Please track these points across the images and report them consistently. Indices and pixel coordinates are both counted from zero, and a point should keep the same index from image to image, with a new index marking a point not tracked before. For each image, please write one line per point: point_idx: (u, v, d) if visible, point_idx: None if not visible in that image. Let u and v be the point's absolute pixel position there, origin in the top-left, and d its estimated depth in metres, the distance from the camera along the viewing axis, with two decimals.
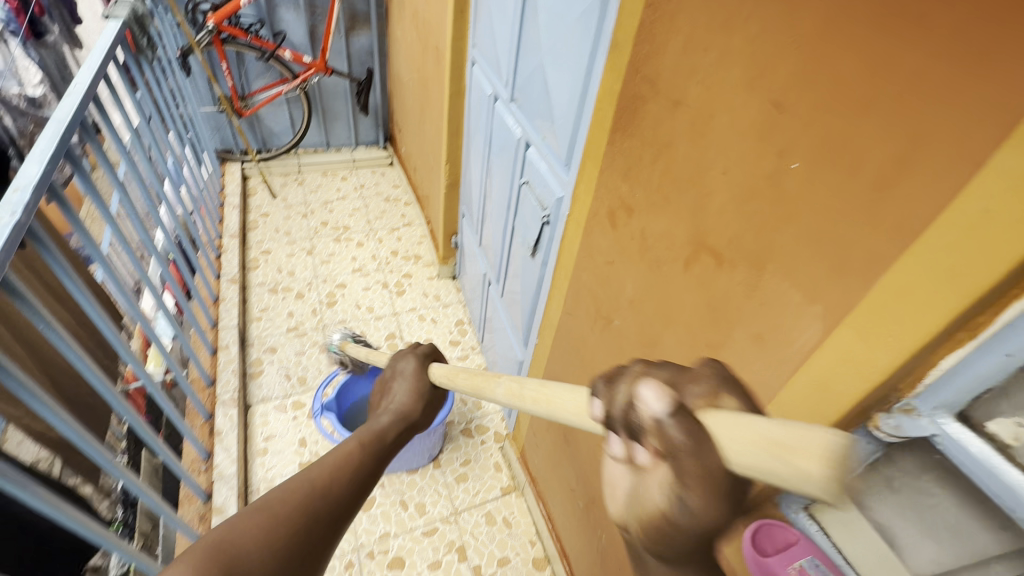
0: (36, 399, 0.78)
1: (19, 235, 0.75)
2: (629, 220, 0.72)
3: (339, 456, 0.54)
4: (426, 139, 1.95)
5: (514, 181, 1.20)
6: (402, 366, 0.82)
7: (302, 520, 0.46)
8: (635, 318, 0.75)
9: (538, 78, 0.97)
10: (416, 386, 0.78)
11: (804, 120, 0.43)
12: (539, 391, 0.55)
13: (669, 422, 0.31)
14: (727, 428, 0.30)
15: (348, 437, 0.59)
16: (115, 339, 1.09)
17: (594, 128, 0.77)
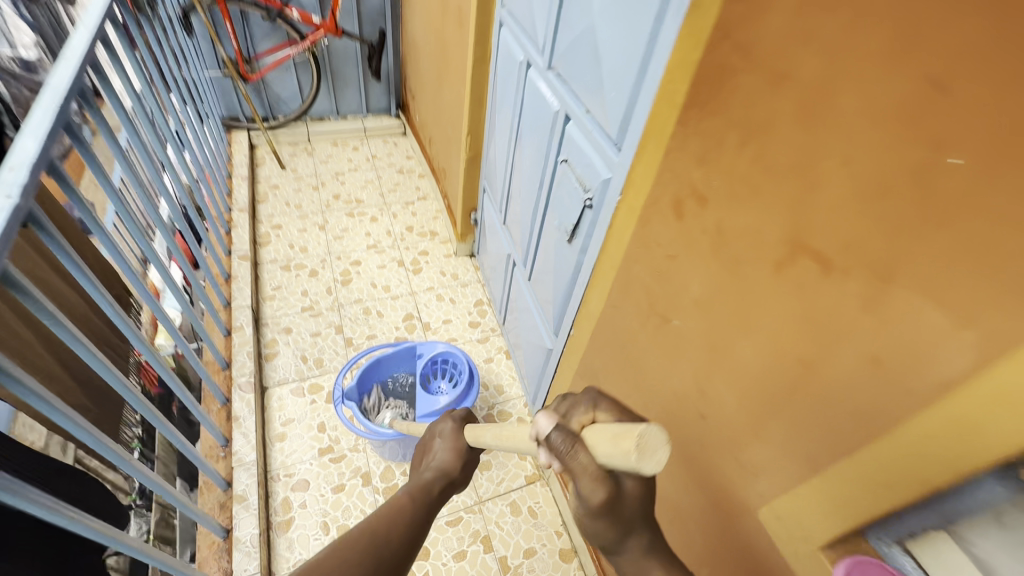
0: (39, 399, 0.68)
1: (19, 219, 0.68)
2: (702, 211, 0.63)
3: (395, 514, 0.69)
4: (445, 107, 1.83)
5: (548, 159, 1.10)
6: (441, 428, 0.97)
7: (367, 555, 0.60)
8: (702, 320, 0.67)
9: (585, 44, 0.87)
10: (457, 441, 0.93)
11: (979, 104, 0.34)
12: (505, 431, 0.79)
13: (557, 435, 0.62)
14: (598, 434, 0.60)
15: (404, 492, 0.76)
16: (124, 325, 1.01)
17: (659, 103, 0.67)
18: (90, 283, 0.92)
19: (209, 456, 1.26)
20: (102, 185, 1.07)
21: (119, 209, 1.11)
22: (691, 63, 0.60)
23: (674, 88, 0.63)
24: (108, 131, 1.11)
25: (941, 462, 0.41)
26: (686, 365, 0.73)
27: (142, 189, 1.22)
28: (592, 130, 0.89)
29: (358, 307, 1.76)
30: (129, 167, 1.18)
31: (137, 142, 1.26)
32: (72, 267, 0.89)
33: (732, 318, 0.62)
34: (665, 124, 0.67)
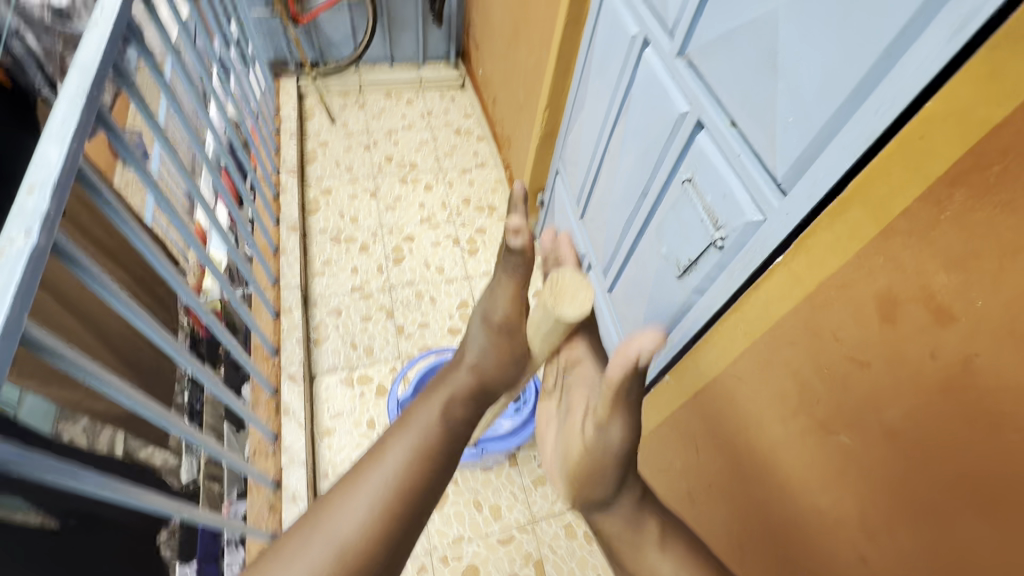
0: (63, 475, 0.53)
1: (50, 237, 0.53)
2: (936, 330, 0.45)
3: (401, 478, 0.61)
4: (519, 69, 1.59)
5: (660, 167, 0.90)
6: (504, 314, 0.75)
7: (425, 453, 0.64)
8: (891, 456, 0.51)
9: (751, 37, 0.64)
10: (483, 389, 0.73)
11: None
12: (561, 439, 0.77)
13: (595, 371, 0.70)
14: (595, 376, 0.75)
15: (398, 452, 0.64)
16: (176, 354, 0.85)
17: (886, 158, 0.47)
18: (134, 314, 0.75)
19: (257, 453, 1.21)
20: (139, 175, 0.88)
21: (157, 200, 0.92)
22: (973, 120, 0.40)
23: (925, 148, 0.44)
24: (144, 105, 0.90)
25: None
26: (847, 494, 0.57)
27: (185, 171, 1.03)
28: (740, 155, 0.69)
29: (410, 290, 1.64)
30: (170, 146, 0.99)
31: (177, 111, 1.04)
32: (115, 302, 0.72)
33: (953, 479, 0.45)
34: (891, 192, 0.47)
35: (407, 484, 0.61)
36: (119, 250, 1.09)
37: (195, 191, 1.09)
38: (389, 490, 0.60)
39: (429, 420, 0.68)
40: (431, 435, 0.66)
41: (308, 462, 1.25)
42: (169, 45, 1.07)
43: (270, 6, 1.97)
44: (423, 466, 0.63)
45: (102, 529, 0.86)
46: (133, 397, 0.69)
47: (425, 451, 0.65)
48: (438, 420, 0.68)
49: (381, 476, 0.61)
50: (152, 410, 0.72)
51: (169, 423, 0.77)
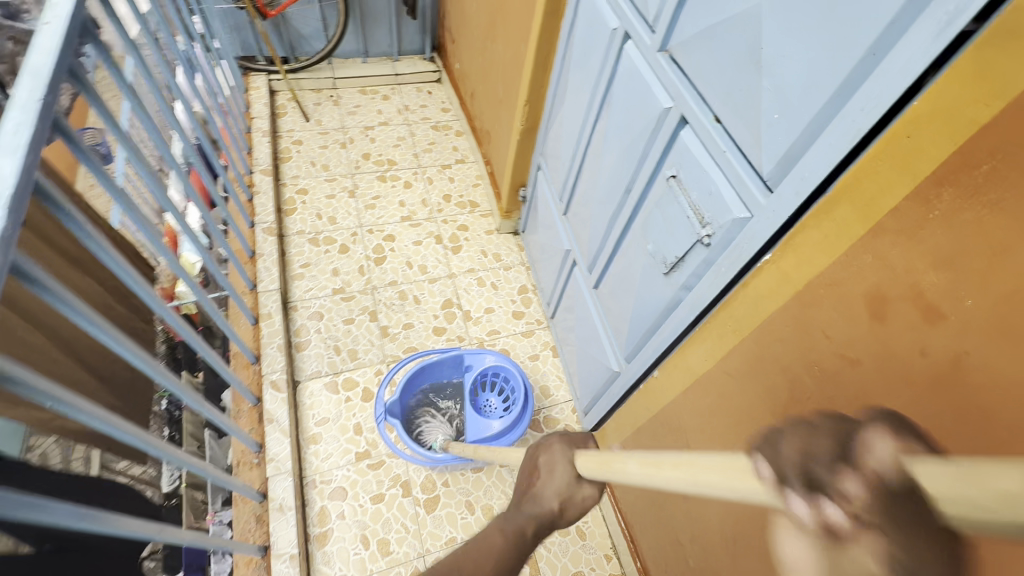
0: (37, 510, 0.50)
1: (8, 257, 0.50)
2: (926, 329, 0.45)
3: (485, 547, 0.58)
4: (496, 63, 1.56)
5: (644, 163, 0.89)
6: (549, 458, 0.68)
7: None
8: None
9: (734, 31, 0.63)
10: (565, 489, 0.65)
11: None
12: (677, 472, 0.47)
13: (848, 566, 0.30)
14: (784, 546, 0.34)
15: (492, 529, 0.60)
16: (152, 371, 0.81)
17: (875, 153, 0.47)
18: (105, 333, 0.71)
19: (242, 465, 1.18)
20: (104, 187, 0.84)
21: (125, 211, 0.88)
22: (963, 119, 0.39)
23: (913, 146, 0.43)
24: (106, 113, 0.85)
25: None
26: None
27: (151, 175, 0.99)
28: (725, 152, 0.68)
29: (393, 291, 1.62)
30: (134, 149, 0.94)
31: (144, 118, 0.99)
32: (80, 320, 0.68)
33: None
34: (880, 189, 0.47)
35: (495, 548, 0.58)
36: (86, 260, 1.04)
37: (166, 200, 1.04)
38: (471, 560, 0.56)
39: (519, 520, 0.61)
40: (522, 528, 0.61)
41: (295, 471, 1.23)
42: (129, 45, 1.02)
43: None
44: (515, 551, 0.58)
45: (82, 554, 0.82)
46: (106, 421, 0.66)
47: (515, 537, 0.59)
48: (519, 513, 0.63)
49: (474, 547, 0.58)
50: (126, 432, 0.69)
51: (146, 443, 0.74)
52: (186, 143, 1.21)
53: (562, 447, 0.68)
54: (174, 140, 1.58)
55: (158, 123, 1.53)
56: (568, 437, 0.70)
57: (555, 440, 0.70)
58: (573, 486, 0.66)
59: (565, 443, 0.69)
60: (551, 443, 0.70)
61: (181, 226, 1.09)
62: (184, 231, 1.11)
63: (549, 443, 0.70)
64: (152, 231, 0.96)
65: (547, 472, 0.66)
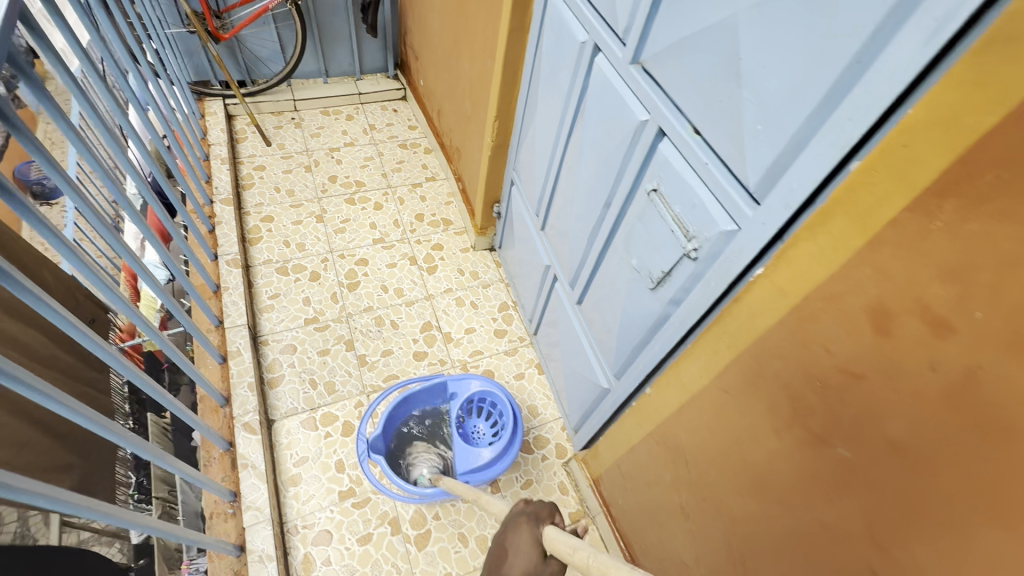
0: None
1: None
2: (933, 342, 0.44)
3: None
4: (462, 79, 1.53)
5: (623, 177, 0.88)
6: (515, 537, 0.68)
7: None
8: (893, 466, 0.50)
9: (708, 42, 0.62)
10: (532, 567, 0.65)
11: None
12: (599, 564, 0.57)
13: None
14: None
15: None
16: (112, 434, 0.74)
17: (869, 165, 0.46)
18: (55, 401, 0.64)
19: (215, 517, 1.10)
20: (51, 244, 0.75)
21: (74, 264, 0.79)
22: (962, 128, 0.38)
23: (909, 156, 0.42)
24: (48, 162, 0.77)
25: None
26: (849, 508, 0.56)
27: (101, 222, 0.92)
28: (707, 165, 0.67)
29: (369, 317, 1.56)
30: (82, 196, 0.86)
31: (91, 160, 0.92)
32: (27, 391, 0.61)
33: (965, 491, 0.44)
34: (877, 200, 0.45)
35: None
36: (27, 313, 0.96)
37: (121, 244, 0.97)
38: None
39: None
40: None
41: (274, 518, 1.15)
42: (73, 84, 0.94)
43: (185, 24, 1.80)
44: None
45: None
46: (62, 503, 0.59)
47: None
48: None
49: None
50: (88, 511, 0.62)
51: (108, 517, 0.67)
52: (140, 182, 1.13)
53: (529, 527, 0.68)
54: (127, 178, 1.51)
55: (108, 164, 1.44)
56: (536, 518, 0.69)
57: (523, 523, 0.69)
58: (541, 565, 0.65)
59: (535, 524, 0.69)
60: (518, 524, 0.69)
61: (136, 268, 1.01)
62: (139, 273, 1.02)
63: (517, 524, 0.70)
64: (105, 279, 0.89)
65: (512, 551, 0.67)
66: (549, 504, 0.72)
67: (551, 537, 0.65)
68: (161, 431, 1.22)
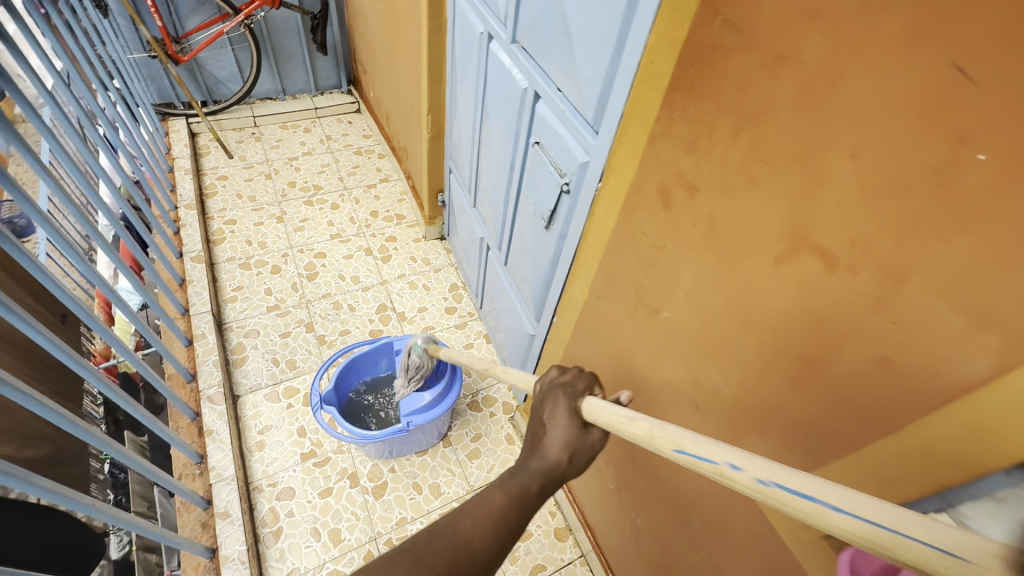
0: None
1: None
2: (692, 202, 0.59)
3: (483, 510, 0.50)
4: (400, 83, 1.71)
5: (518, 140, 1.04)
6: (553, 410, 0.61)
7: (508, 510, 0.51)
8: (692, 311, 0.65)
9: (552, 15, 0.80)
10: (573, 438, 0.59)
11: (988, 104, 0.32)
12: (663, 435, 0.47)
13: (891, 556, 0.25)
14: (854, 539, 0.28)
15: (493, 489, 0.53)
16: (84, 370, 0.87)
17: (639, 82, 0.62)
18: (36, 330, 0.78)
19: (183, 476, 1.21)
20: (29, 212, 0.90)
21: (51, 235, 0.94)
22: (675, 42, 0.55)
23: (656, 69, 0.59)
24: (28, 151, 0.92)
25: (963, 464, 0.40)
26: (679, 359, 0.71)
27: (76, 208, 1.06)
28: (565, 112, 0.84)
29: (328, 302, 1.69)
30: (57, 184, 1.00)
31: (65, 158, 1.06)
32: (14, 318, 0.75)
33: (726, 311, 0.59)
34: (647, 107, 0.62)
35: (495, 512, 0.50)
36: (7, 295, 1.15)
37: (91, 229, 1.11)
38: (469, 518, 0.48)
39: (524, 477, 0.55)
40: (527, 485, 0.54)
41: (239, 477, 1.25)
42: (47, 95, 1.09)
43: (147, 49, 1.96)
44: (521, 507, 0.51)
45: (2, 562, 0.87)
46: (40, 403, 0.73)
47: (519, 494, 0.53)
48: (521, 472, 0.55)
49: (473, 508, 0.50)
50: (58, 413, 0.75)
51: (79, 428, 0.80)
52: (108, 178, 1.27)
53: (567, 401, 0.61)
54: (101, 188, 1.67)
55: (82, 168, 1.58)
56: (574, 390, 0.63)
57: (559, 394, 0.63)
58: (582, 436, 0.59)
59: (573, 397, 0.62)
60: (555, 396, 0.63)
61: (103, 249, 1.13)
62: (106, 256, 1.14)
63: (554, 398, 0.63)
64: (76, 252, 1.02)
65: (550, 423, 0.60)
66: (585, 377, 0.66)
67: (593, 406, 0.58)
68: (138, 448, 1.29)
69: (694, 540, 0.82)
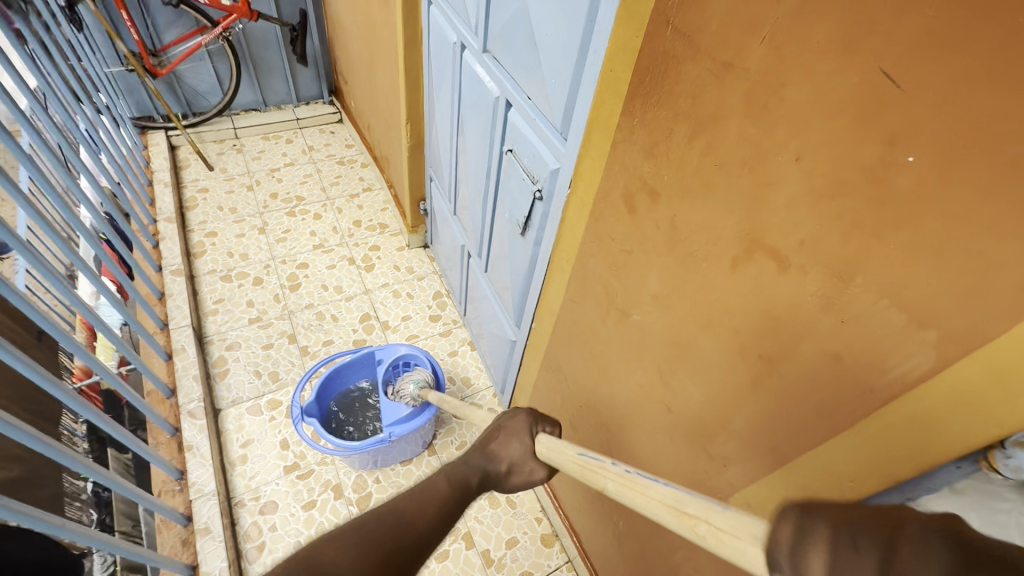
0: None
1: None
2: (654, 205, 0.60)
3: (430, 493, 0.56)
4: (380, 92, 1.72)
5: (493, 147, 1.05)
6: (512, 425, 0.67)
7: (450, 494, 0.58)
8: (659, 313, 0.66)
9: (519, 25, 0.81)
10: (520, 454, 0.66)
11: (916, 107, 0.33)
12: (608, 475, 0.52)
13: None
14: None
15: (437, 476, 0.59)
16: (57, 391, 0.86)
17: (601, 90, 0.64)
18: (8, 352, 0.77)
19: (163, 493, 1.19)
20: (5, 239, 0.89)
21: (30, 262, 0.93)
22: (632, 49, 0.57)
23: (615, 77, 0.60)
24: (5, 176, 0.91)
25: (912, 457, 0.41)
26: (649, 359, 0.71)
27: (57, 236, 1.05)
28: (535, 120, 0.85)
29: (311, 313, 1.68)
30: (36, 210, 0.99)
31: (46, 186, 1.06)
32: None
33: (691, 311, 0.60)
34: (609, 113, 0.63)
35: (438, 497, 0.56)
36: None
37: (75, 257, 1.10)
38: (415, 500, 0.54)
39: (466, 471, 0.62)
40: (468, 478, 0.61)
41: (220, 492, 1.24)
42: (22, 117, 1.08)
43: (124, 63, 1.96)
44: (461, 497, 0.58)
45: None
46: (11, 424, 0.72)
47: (460, 483, 0.60)
48: (465, 466, 0.63)
49: (419, 492, 0.56)
50: (29, 434, 0.74)
51: (52, 449, 0.79)
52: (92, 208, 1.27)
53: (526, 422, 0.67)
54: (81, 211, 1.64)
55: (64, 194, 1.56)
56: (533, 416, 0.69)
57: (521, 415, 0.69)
58: (528, 453, 0.66)
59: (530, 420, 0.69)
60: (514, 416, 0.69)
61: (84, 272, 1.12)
62: (90, 282, 1.14)
63: (513, 416, 0.70)
64: (53, 273, 1.01)
65: (506, 437, 0.67)
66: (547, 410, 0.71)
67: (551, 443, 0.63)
68: (123, 466, 1.31)
69: (672, 541, 0.83)
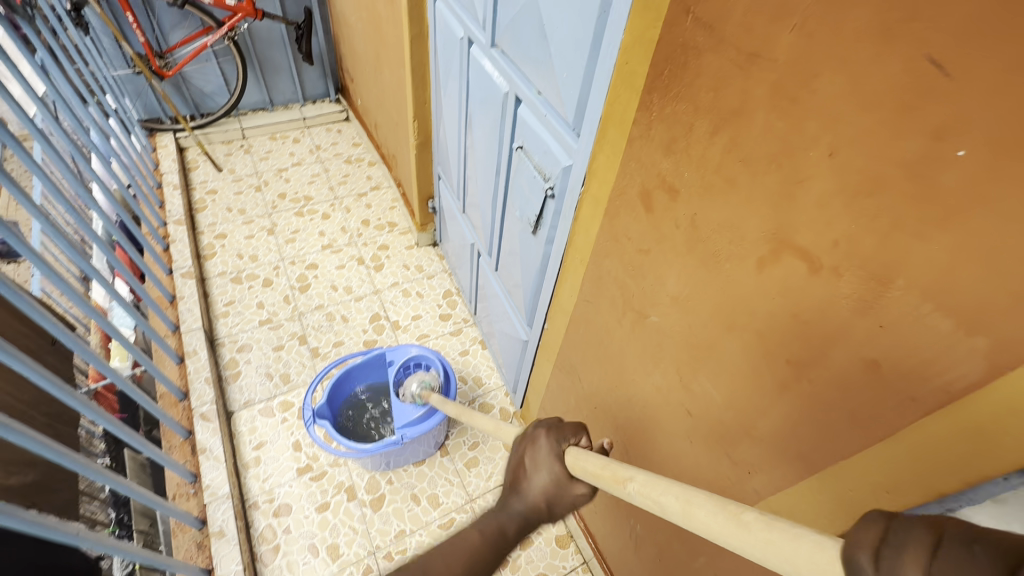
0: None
1: None
2: (673, 204, 0.58)
3: (458, 549, 0.54)
4: (386, 90, 1.70)
5: (503, 144, 1.02)
6: (535, 453, 0.60)
7: (486, 548, 0.55)
8: (678, 314, 0.64)
9: (529, 18, 0.78)
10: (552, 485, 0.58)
11: (965, 96, 0.31)
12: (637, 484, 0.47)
13: None
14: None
15: (471, 529, 0.56)
16: (71, 400, 0.85)
17: (615, 84, 0.61)
18: (21, 362, 0.76)
19: (177, 496, 1.19)
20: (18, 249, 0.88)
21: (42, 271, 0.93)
22: (649, 41, 0.54)
23: (631, 71, 0.58)
24: (16, 187, 0.91)
25: (955, 470, 0.38)
26: (667, 361, 0.69)
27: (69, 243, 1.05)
28: (547, 116, 0.82)
29: (321, 314, 1.67)
30: (49, 221, 0.99)
31: (57, 194, 1.05)
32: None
33: (713, 313, 0.58)
34: (624, 108, 0.61)
35: (468, 553, 0.54)
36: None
37: (88, 265, 1.10)
38: (442, 559, 0.53)
39: (500, 518, 0.58)
40: (503, 527, 0.57)
41: (234, 495, 1.24)
42: (31, 125, 1.07)
43: (131, 66, 1.96)
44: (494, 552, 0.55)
45: None
46: (24, 434, 0.71)
47: (495, 535, 0.56)
48: (500, 512, 0.58)
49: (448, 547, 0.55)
50: (42, 444, 0.74)
51: (66, 457, 0.79)
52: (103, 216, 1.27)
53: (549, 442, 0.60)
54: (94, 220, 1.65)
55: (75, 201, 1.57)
56: (557, 432, 0.61)
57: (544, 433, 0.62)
58: (563, 485, 0.58)
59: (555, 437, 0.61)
60: (537, 436, 0.62)
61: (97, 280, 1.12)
62: (102, 287, 1.13)
63: (536, 435, 0.63)
64: (67, 283, 1.01)
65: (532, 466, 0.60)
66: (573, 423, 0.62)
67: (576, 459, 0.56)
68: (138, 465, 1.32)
69: (693, 547, 0.81)
